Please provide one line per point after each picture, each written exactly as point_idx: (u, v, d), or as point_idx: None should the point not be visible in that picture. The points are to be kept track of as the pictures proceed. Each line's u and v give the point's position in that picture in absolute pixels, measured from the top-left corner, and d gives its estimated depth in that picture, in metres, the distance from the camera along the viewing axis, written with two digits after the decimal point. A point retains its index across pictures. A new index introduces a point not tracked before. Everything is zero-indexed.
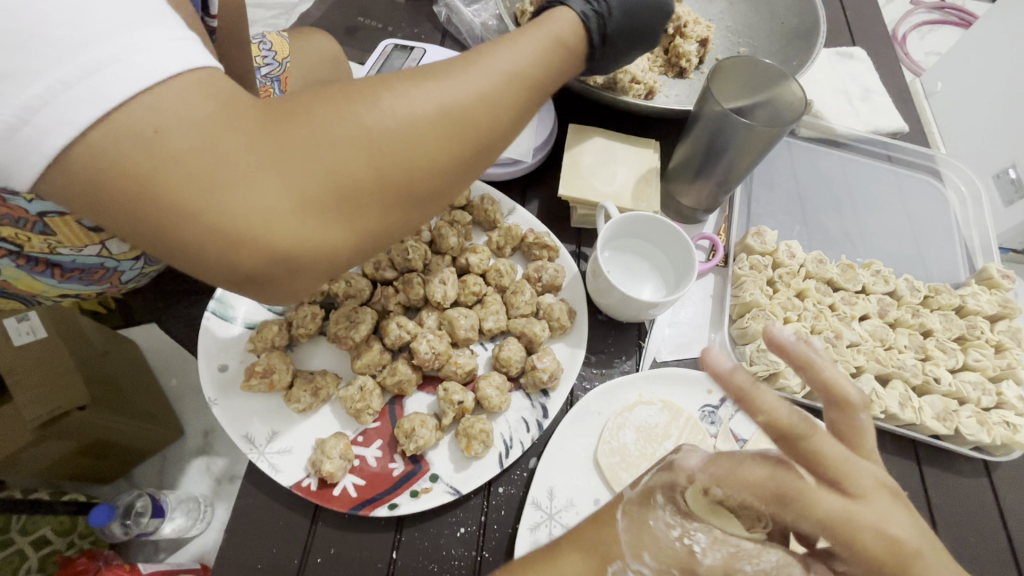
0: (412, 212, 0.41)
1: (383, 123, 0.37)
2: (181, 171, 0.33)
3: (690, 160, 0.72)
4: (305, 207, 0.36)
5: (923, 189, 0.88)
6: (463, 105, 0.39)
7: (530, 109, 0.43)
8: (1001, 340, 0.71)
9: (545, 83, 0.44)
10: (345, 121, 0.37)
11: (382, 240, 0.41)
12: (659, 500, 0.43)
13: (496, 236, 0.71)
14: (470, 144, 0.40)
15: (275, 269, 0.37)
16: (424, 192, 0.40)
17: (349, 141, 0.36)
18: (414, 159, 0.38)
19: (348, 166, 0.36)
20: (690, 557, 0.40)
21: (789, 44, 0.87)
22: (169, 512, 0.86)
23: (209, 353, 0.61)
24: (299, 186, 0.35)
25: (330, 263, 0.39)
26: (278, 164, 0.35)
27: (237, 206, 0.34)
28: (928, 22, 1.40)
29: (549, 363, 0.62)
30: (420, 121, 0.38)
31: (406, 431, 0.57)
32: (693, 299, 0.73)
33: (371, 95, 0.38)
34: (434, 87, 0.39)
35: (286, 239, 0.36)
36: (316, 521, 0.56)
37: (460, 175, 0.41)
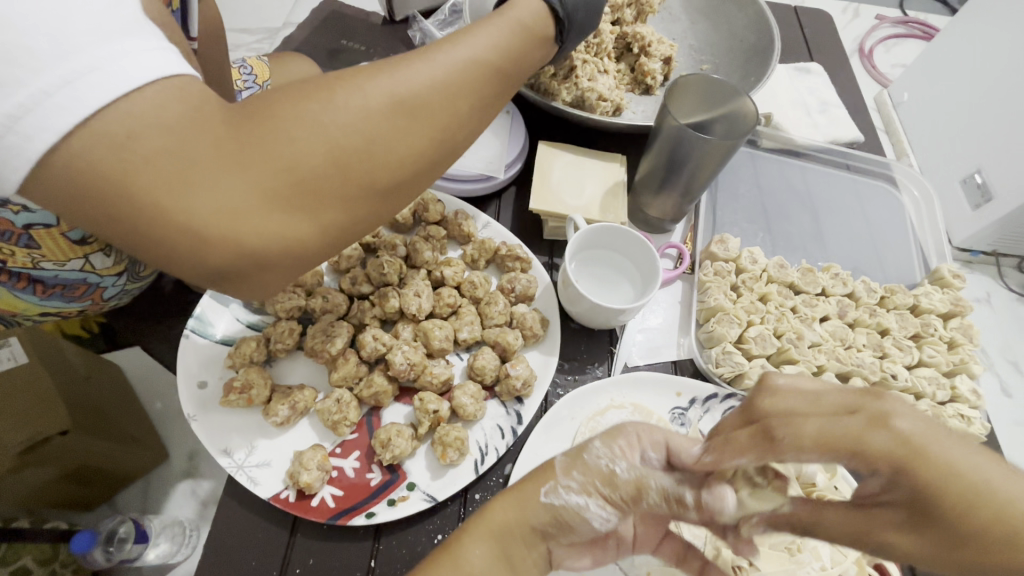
0: (377, 204, 0.43)
1: (343, 117, 0.40)
2: (154, 171, 0.35)
3: (654, 174, 0.75)
4: (270, 205, 0.38)
5: (881, 195, 0.92)
6: (420, 98, 0.42)
7: (487, 98, 0.46)
8: (953, 337, 0.74)
9: (505, 71, 0.47)
10: (307, 118, 0.39)
11: (349, 233, 0.43)
12: (594, 444, 0.50)
13: (470, 249, 0.74)
14: (426, 134, 0.43)
15: (245, 265, 0.40)
16: (386, 185, 0.43)
17: (312, 135, 0.39)
18: (374, 152, 0.41)
19: (310, 161, 0.39)
20: (609, 475, 0.48)
21: (747, 61, 0.91)
22: (153, 538, 0.86)
23: (188, 370, 0.62)
24: (265, 184, 0.38)
25: (298, 257, 0.42)
26: (246, 163, 0.37)
27: (209, 205, 0.36)
28: (894, 36, 1.41)
29: (522, 370, 0.64)
30: (377, 114, 0.41)
31: (382, 441, 0.59)
32: (661, 305, 0.76)
33: (332, 95, 0.40)
34: (388, 82, 0.41)
35: (255, 234, 0.38)
36: (295, 533, 0.57)
37: (420, 167, 0.44)
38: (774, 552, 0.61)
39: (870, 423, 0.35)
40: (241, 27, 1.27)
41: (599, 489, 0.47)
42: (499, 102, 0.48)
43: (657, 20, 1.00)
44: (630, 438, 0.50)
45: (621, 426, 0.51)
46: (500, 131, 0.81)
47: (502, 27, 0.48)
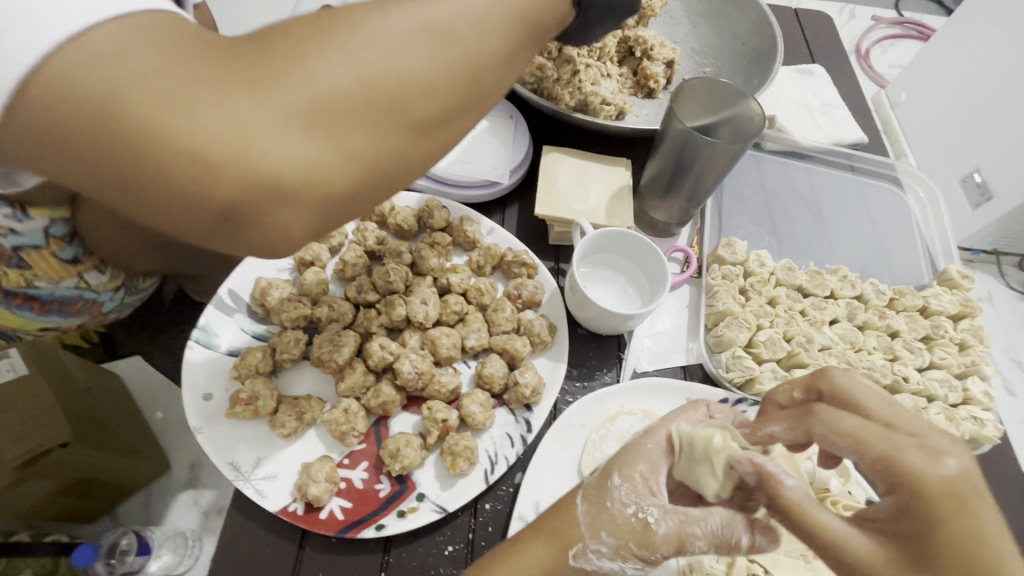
0: (404, 137, 0.40)
1: (366, 35, 0.37)
2: (158, 82, 0.33)
3: (660, 177, 0.75)
4: (286, 127, 0.36)
5: (887, 196, 0.92)
6: (447, 21, 0.40)
7: (518, 38, 0.43)
8: (964, 339, 0.74)
9: (535, 7, 0.44)
10: (326, 37, 0.37)
11: (374, 169, 0.40)
12: (615, 482, 0.48)
13: (476, 255, 0.73)
14: (455, 60, 0.40)
15: (255, 191, 0.36)
16: (415, 114, 0.40)
17: (329, 51, 0.36)
18: (399, 71, 0.38)
19: (326, 76, 0.36)
20: (645, 529, 0.46)
21: (751, 63, 0.91)
22: (155, 549, 0.83)
23: (194, 381, 0.61)
24: (278, 100, 0.35)
25: (321, 193, 0.38)
26: (258, 79, 0.35)
27: (216, 118, 0.34)
28: (890, 37, 1.41)
29: (531, 378, 0.63)
30: (402, 34, 0.38)
31: (391, 452, 0.58)
32: (670, 310, 0.75)
33: (351, 15, 0.38)
34: (414, 5, 0.39)
35: (268, 154, 0.35)
36: (304, 547, 0.56)
37: (446, 94, 0.41)
38: (788, 558, 0.60)
39: (923, 452, 0.37)
40: (238, 35, 1.27)
41: (634, 550, 0.46)
42: (528, 50, 0.46)
43: (658, 24, 1.00)
44: (647, 462, 0.50)
45: (636, 446, 0.51)
46: (504, 136, 0.81)
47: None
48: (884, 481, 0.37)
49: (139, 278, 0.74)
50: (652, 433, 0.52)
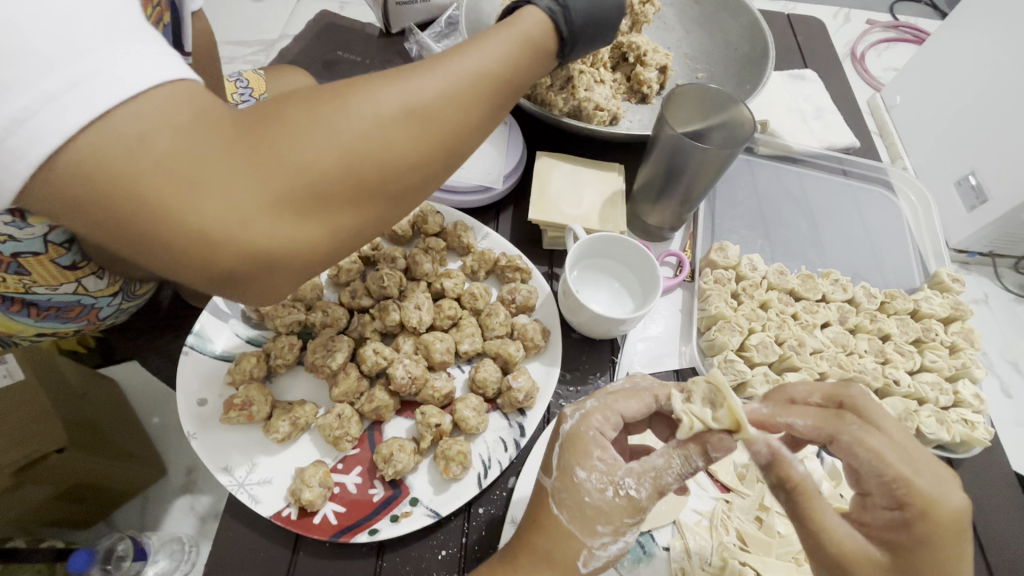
0: (385, 209, 0.43)
1: (356, 122, 0.40)
2: (166, 172, 0.35)
3: (651, 183, 0.76)
4: (279, 208, 0.38)
5: (879, 200, 0.93)
6: (431, 108, 0.42)
7: (494, 115, 0.47)
8: (955, 342, 0.75)
9: (512, 82, 0.47)
10: (318, 122, 0.39)
11: (356, 236, 0.44)
12: (581, 476, 0.50)
13: (470, 260, 0.74)
14: (437, 142, 0.43)
15: (255, 265, 0.40)
16: (396, 190, 0.43)
17: (323, 140, 0.39)
18: (387, 158, 0.41)
19: (320, 166, 0.39)
20: (630, 502, 0.49)
21: (742, 69, 0.92)
22: (151, 555, 0.83)
23: (188, 387, 0.62)
24: (276, 188, 0.38)
25: (308, 260, 0.42)
26: (258, 166, 0.38)
27: (221, 206, 0.37)
28: (884, 40, 1.42)
29: (524, 382, 0.63)
30: (389, 121, 0.41)
31: (384, 456, 0.58)
32: (662, 313, 0.76)
33: (342, 98, 0.40)
34: (402, 91, 0.41)
35: (268, 237, 0.39)
36: (297, 551, 0.56)
37: (428, 171, 0.44)
38: (780, 561, 0.60)
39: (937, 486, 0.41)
40: (236, 40, 1.28)
41: (626, 522, 0.49)
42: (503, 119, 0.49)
43: (652, 30, 1.00)
44: (600, 445, 0.51)
45: (579, 434, 0.52)
46: (499, 142, 0.81)
47: (505, 42, 0.47)
48: (891, 496, 0.42)
49: (137, 283, 0.73)
50: (588, 418, 0.53)
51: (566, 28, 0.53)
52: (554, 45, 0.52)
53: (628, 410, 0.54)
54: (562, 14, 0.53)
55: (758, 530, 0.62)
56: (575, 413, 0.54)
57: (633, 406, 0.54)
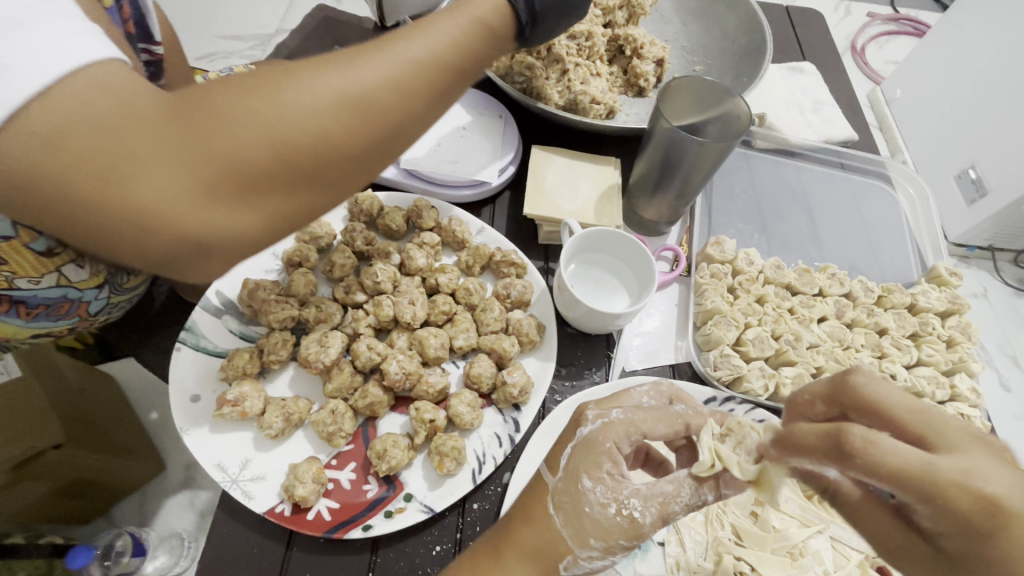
0: (326, 193, 0.44)
1: (289, 108, 0.39)
2: (93, 158, 0.35)
3: (647, 177, 0.75)
4: (211, 195, 0.39)
5: (877, 194, 0.92)
6: (371, 96, 0.42)
7: (441, 100, 0.46)
8: (951, 336, 0.75)
9: (462, 66, 0.47)
10: (250, 108, 0.39)
11: (296, 220, 0.44)
12: (587, 485, 0.48)
13: (465, 255, 0.73)
14: (377, 128, 0.43)
15: (191, 251, 0.40)
16: (335, 175, 0.43)
17: (255, 128, 0.39)
18: (323, 147, 0.41)
19: (253, 154, 0.39)
20: (631, 525, 0.47)
21: (740, 62, 0.91)
22: (150, 551, 0.83)
23: (181, 382, 0.61)
24: (206, 176, 0.38)
25: (246, 245, 0.43)
26: (187, 154, 0.37)
27: (151, 193, 0.37)
28: (885, 33, 1.40)
29: (519, 378, 0.63)
30: (325, 106, 0.40)
31: (378, 452, 0.58)
32: (659, 308, 0.75)
33: (277, 83, 0.40)
34: (340, 78, 0.41)
35: (201, 224, 0.39)
36: (291, 547, 0.56)
37: (370, 157, 0.44)
38: (776, 556, 0.60)
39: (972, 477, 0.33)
40: (232, 34, 1.27)
41: (621, 543, 0.47)
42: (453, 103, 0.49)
43: (649, 22, 1.00)
44: (613, 459, 0.49)
45: (595, 442, 0.50)
46: (494, 135, 0.81)
47: (454, 25, 0.47)
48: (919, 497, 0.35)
49: (123, 275, 0.72)
50: (609, 429, 0.51)
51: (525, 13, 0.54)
52: (513, 30, 0.54)
53: (652, 430, 0.52)
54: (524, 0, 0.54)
55: (754, 525, 0.62)
56: (596, 419, 0.53)
57: (659, 429, 0.52)
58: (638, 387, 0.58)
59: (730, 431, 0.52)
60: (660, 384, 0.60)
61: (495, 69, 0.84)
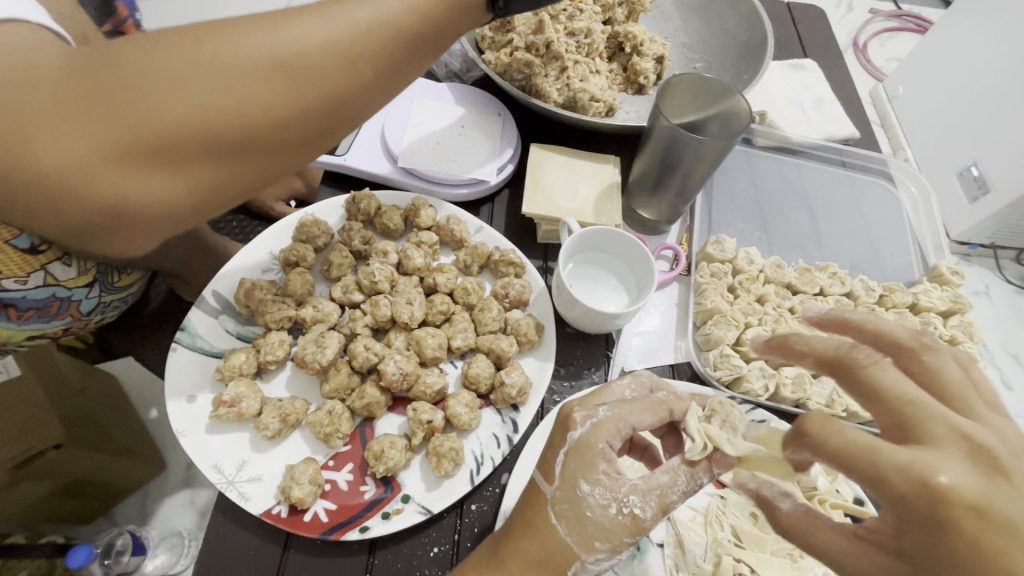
0: (250, 163, 0.43)
1: (199, 71, 0.38)
2: (16, 118, 0.38)
3: (646, 176, 0.75)
4: (120, 159, 0.39)
5: (877, 192, 0.92)
6: (300, 58, 0.40)
7: (383, 69, 0.43)
8: (953, 335, 0.75)
9: (410, 34, 0.43)
10: (157, 69, 0.38)
11: (221, 189, 0.44)
12: (585, 490, 0.47)
13: (463, 254, 0.73)
14: (301, 96, 0.41)
15: (114, 212, 0.42)
16: (255, 143, 0.42)
17: (166, 89, 0.38)
18: (245, 109, 0.40)
19: (165, 114, 0.38)
20: (634, 521, 0.46)
21: (740, 59, 0.90)
22: (151, 549, 0.83)
23: (178, 383, 0.61)
24: (117, 135, 0.38)
25: (168, 211, 0.43)
26: (91, 116, 0.38)
27: (70, 150, 0.38)
28: (888, 30, 1.39)
29: (517, 378, 0.62)
30: (241, 72, 0.39)
31: (376, 453, 0.58)
32: (659, 308, 0.75)
33: (189, 44, 0.39)
34: (263, 40, 0.40)
35: (118, 185, 0.40)
36: (288, 549, 0.56)
37: (302, 123, 0.42)
38: (775, 557, 0.60)
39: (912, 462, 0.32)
40: None
41: (627, 542, 0.47)
42: (402, 73, 0.45)
43: (649, 19, 0.99)
44: (606, 458, 0.48)
45: (587, 445, 0.49)
46: (492, 133, 0.80)
47: None
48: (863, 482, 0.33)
49: (114, 274, 0.73)
50: (600, 428, 0.50)
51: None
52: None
53: (640, 421, 0.51)
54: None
55: (754, 526, 0.62)
56: (585, 420, 0.51)
57: (646, 419, 0.51)
58: (619, 379, 0.57)
59: (713, 411, 0.54)
60: (639, 373, 0.59)
61: (493, 66, 0.84)
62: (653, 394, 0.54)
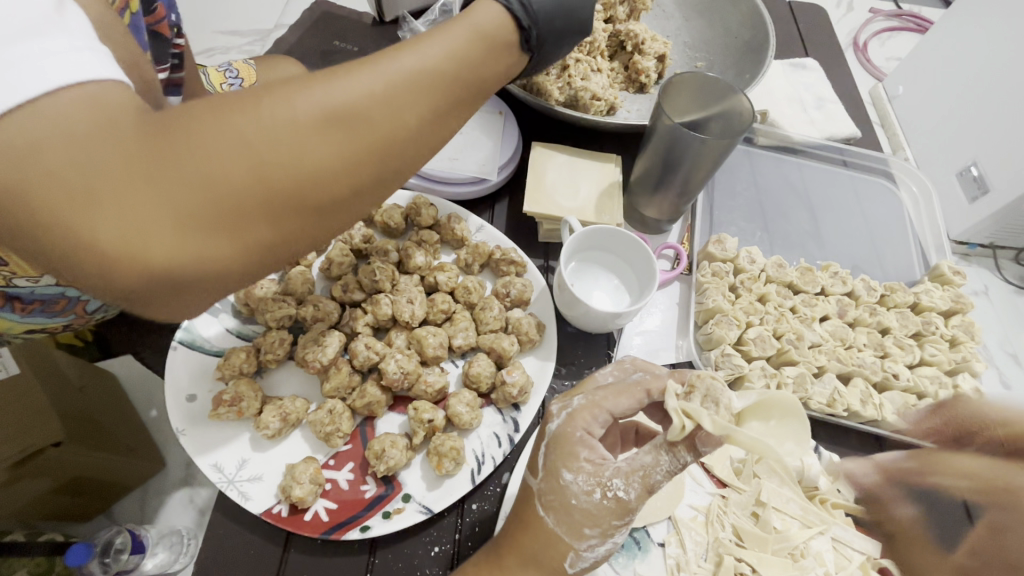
0: (315, 222, 0.39)
1: (271, 129, 0.35)
2: (60, 178, 0.31)
3: (648, 175, 0.75)
4: (183, 224, 0.34)
5: (879, 192, 0.92)
6: (362, 113, 0.37)
7: (440, 121, 0.42)
8: (955, 335, 0.75)
9: (460, 83, 0.42)
10: (230, 129, 0.35)
11: (280, 251, 0.39)
12: (568, 479, 0.48)
13: (464, 253, 0.73)
14: (368, 154, 0.38)
15: (161, 284, 0.35)
16: (323, 202, 0.38)
17: (236, 148, 0.34)
18: (309, 169, 0.36)
19: (237, 177, 0.34)
20: (619, 505, 0.46)
21: (741, 58, 0.90)
22: (151, 547, 0.81)
23: (178, 382, 0.61)
24: (180, 201, 0.33)
25: (225, 278, 0.37)
26: (157, 177, 0.33)
27: (124, 216, 0.32)
28: (888, 30, 1.39)
29: (518, 377, 0.62)
30: (311, 130, 0.36)
31: (376, 453, 0.57)
32: (659, 306, 0.75)
33: (257, 103, 0.36)
34: (326, 95, 0.37)
35: (174, 253, 0.34)
36: (289, 548, 0.56)
37: (363, 183, 0.39)
38: (777, 557, 0.59)
39: None
40: (231, 30, 1.25)
41: (616, 525, 0.47)
42: (452, 124, 0.44)
43: (649, 18, 0.99)
44: (587, 446, 0.49)
45: (565, 435, 0.50)
46: (493, 132, 0.80)
47: (454, 36, 0.43)
48: None
49: None
50: (575, 418, 0.51)
51: (526, 19, 0.47)
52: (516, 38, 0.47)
53: (616, 406, 0.51)
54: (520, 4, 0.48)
55: (754, 526, 0.61)
56: (560, 412, 0.52)
57: (623, 403, 0.51)
58: (602, 368, 0.57)
59: (693, 387, 0.49)
60: (622, 359, 0.58)
61: None
62: (631, 377, 0.54)
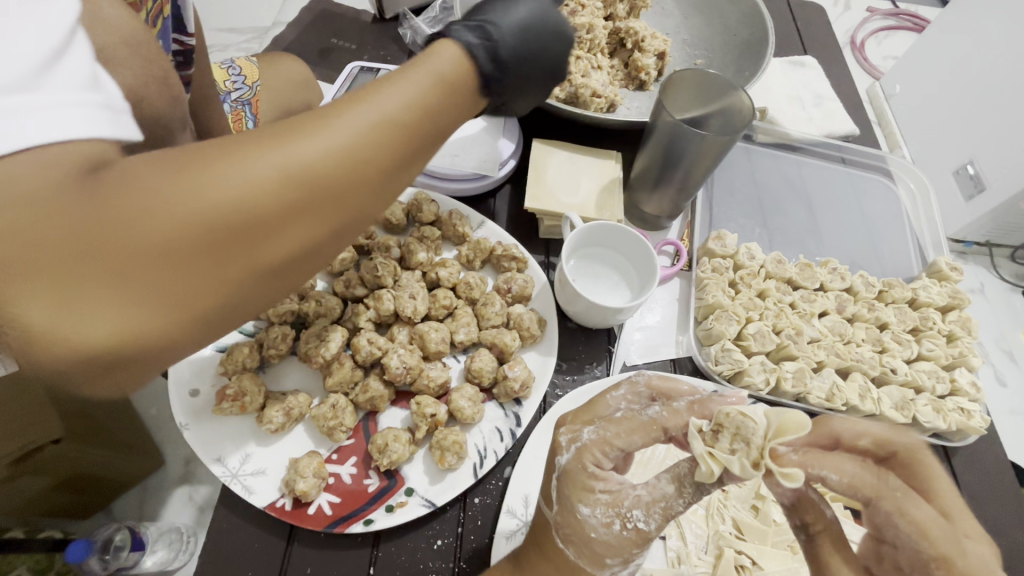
0: (269, 288, 0.33)
1: (215, 194, 0.29)
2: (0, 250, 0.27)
3: (648, 172, 0.75)
4: (116, 305, 0.28)
5: (878, 188, 0.92)
6: (319, 174, 0.31)
7: (407, 171, 0.35)
8: (952, 330, 0.75)
9: (429, 132, 0.35)
10: (173, 191, 0.29)
11: (234, 320, 0.33)
12: (585, 513, 0.47)
13: (466, 249, 0.73)
14: (327, 216, 0.32)
15: (98, 366, 0.29)
16: (277, 267, 0.32)
17: (177, 215, 0.28)
18: (261, 236, 0.30)
19: (177, 248, 0.28)
20: (638, 535, 0.45)
21: (741, 55, 0.91)
22: (150, 545, 0.80)
23: (180, 377, 0.61)
24: (116, 276, 0.28)
25: (172, 355, 0.32)
26: (92, 249, 0.27)
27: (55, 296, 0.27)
28: (884, 28, 1.40)
29: (520, 372, 0.63)
30: (263, 193, 0.30)
31: (379, 447, 0.58)
32: (660, 302, 0.76)
33: (202, 161, 0.30)
34: (278, 153, 0.30)
35: (108, 335, 0.28)
36: (293, 541, 0.56)
37: (324, 245, 0.33)
38: (776, 550, 0.60)
39: None
40: (229, 28, 1.25)
41: (635, 552, 0.46)
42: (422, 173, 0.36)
43: (649, 16, 0.99)
44: (602, 477, 0.48)
45: (574, 471, 0.48)
46: (494, 128, 0.80)
47: (420, 78, 0.35)
48: None
49: None
50: (584, 453, 0.49)
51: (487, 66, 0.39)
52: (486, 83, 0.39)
53: (628, 444, 0.48)
54: (485, 51, 0.39)
55: (754, 519, 0.62)
56: (570, 445, 0.51)
57: (636, 441, 0.48)
58: (614, 391, 0.54)
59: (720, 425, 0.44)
60: (636, 382, 0.56)
61: None
62: (648, 410, 0.50)
